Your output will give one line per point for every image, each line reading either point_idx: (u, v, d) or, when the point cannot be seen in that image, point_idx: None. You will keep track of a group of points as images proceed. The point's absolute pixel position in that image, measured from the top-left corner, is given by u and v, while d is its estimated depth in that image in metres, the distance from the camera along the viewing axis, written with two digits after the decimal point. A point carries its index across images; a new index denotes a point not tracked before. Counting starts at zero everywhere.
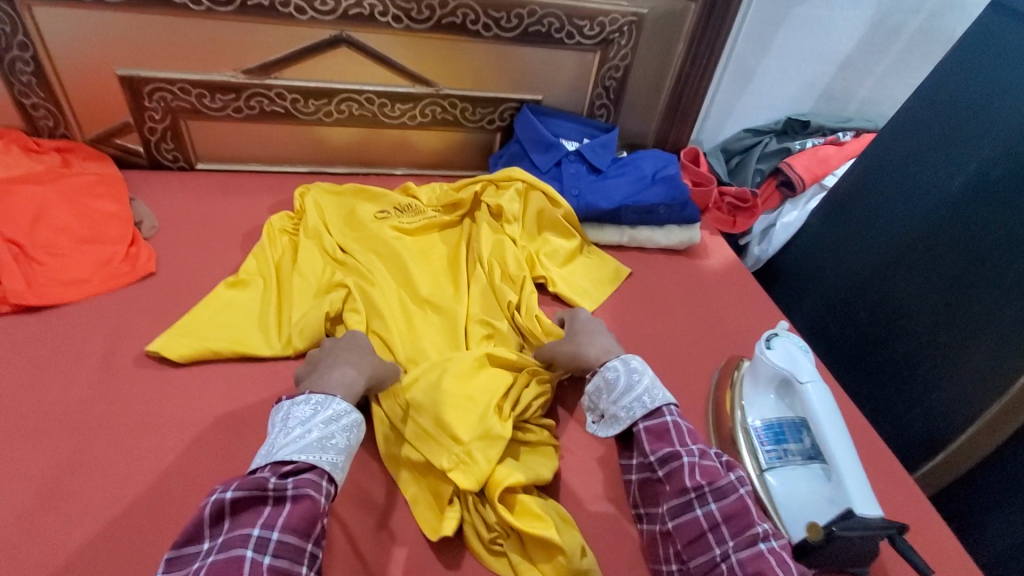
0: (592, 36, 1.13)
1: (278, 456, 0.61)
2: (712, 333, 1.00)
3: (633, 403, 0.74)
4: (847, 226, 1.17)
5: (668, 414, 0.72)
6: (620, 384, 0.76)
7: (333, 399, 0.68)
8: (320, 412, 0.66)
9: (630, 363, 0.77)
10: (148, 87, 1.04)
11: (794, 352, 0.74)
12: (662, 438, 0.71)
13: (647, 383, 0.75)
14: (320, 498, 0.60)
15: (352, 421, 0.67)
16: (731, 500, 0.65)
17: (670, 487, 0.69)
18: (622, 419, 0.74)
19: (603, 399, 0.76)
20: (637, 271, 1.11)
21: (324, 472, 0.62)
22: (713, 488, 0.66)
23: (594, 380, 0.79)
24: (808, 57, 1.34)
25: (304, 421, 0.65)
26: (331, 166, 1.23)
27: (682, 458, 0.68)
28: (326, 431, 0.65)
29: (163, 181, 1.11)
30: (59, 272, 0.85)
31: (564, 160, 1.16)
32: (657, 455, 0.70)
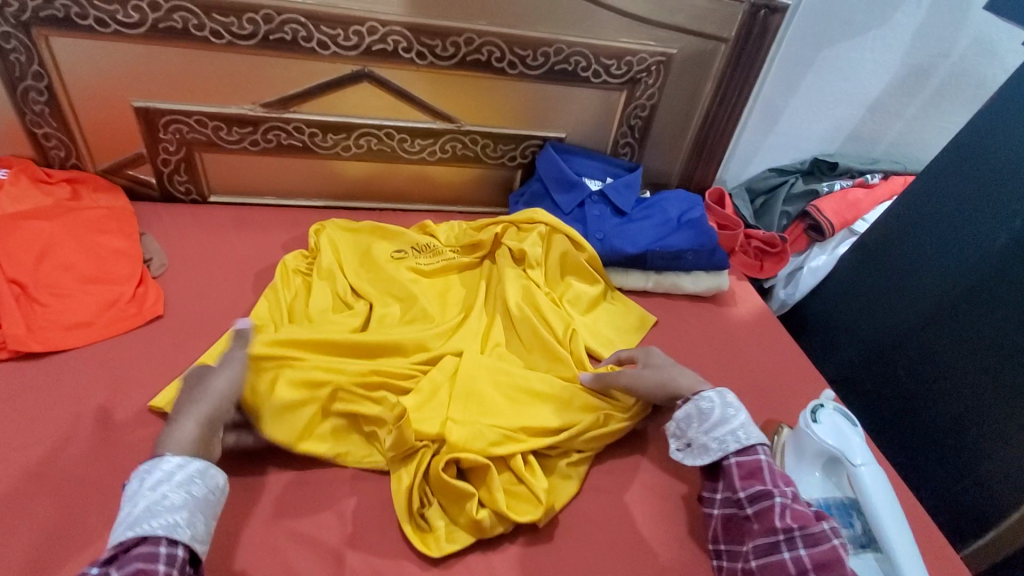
0: (619, 75, 1.10)
1: (103, 544, 0.56)
2: (744, 389, 0.95)
3: (727, 436, 0.72)
4: (882, 279, 1.13)
5: (763, 453, 0.70)
6: (714, 415, 0.73)
7: (161, 458, 0.62)
8: (148, 478, 0.60)
9: (726, 396, 0.75)
10: (163, 119, 1.01)
11: (841, 426, 0.71)
12: (754, 475, 0.69)
13: (742, 418, 0.72)
14: (158, 566, 0.55)
15: (189, 472, 0.61)
16: (825, 548, 0.62)
17: (758, 527, 0.67)
18: (711, 451, 0.72)
19: (695, 426, 0.74)
20: (663, 318, 1.07)
21: (161, 538, 0.56)
22: (805, 533, 0.63)
23: (684, 407, 0.76)
24: (837, 97, 1.31)
25: (133, 495, 0.59)
26: (347, 200, 1.19)
27: (775, 498, 0.66)
28: (152, 495, 0.59)
29: (174, 214, 1.07)
30: (62, 314, 0.81)
31: (588, 201, 1.13)
32: (747, 492, 0.68)
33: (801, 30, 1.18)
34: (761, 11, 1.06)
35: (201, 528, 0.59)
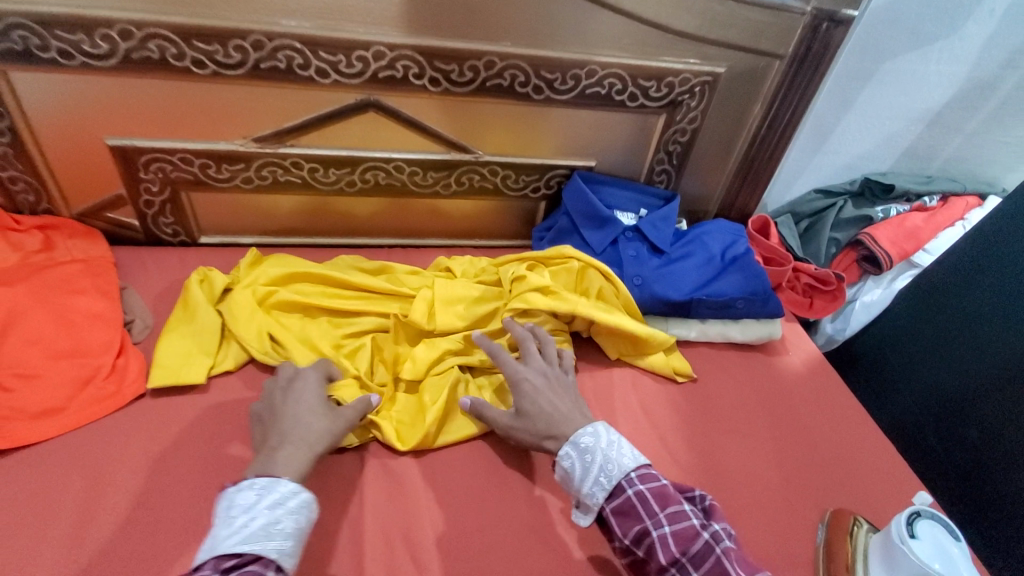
0: (658, 97, 0.97)
1: (217, 551, 0.54)
2: (806, 462, 0.83)
3: (593, 488, 0.63)
4: (947, 324, 1.02)
5: (629, 489, 0.61)
6: (576, 472, 0.65)
7: (277, 479, 0.60)
8: (265, 496, 0.58)
9: (578, 442, 0.66)
10: (144, 157, 0.89)
11: (941, 538, 0.61)
12: (629, 515, 0.61)
13: (601, 459, 0.64)
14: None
15: (302, 500, 0.60)
16: (712, 566, 0.57)
17: (651, 565, 0.60)
18: (591, 507, 0.64)
19: (572, 486, 0.66)
20: (709, 373, 0.95)
21: (271, 561, 0.55)
22: (690, 557, 0.58)
23: (557, 470, 0.68)
24: (895, 113, 1.18)
25: (247, 509, 0.57)
26: (352, 237, 1.08)
27: (651, 534, 0.59)
28: (273, 515, 0.57)
29: (160, 260, 0.96)
30: (28, 401, 0.70)
31: (621, 237, 1.01)
32: (629, 536, 0.61)
33: (861, 40, 1.06)
34: (824, 24, 0.92)
35: (299, 556, 0.58)
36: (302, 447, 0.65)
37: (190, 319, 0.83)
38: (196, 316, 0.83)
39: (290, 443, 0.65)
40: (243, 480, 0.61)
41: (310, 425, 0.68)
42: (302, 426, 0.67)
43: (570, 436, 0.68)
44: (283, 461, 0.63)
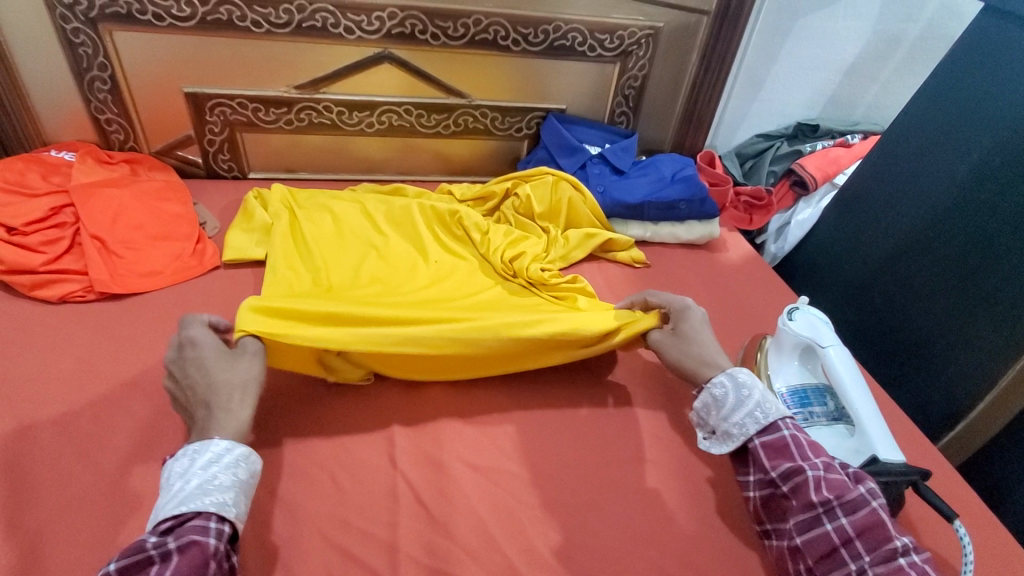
0: (612, 48, 1.23)
1: (158, 516, 0.57)
2: (734, 316, 1.07)
3: (746, 420, 0.70)
4: (859, 221, 1.23)
5: (785, 429, 0.68)
6: (729, 401, 0.71)
7: (210, 440, 0.61)
8: (198, 458, 0.60)
9: (738, 377, 0.72)
10: (210, 102, 1.15)
11: (815, 321, 0.80)
12: (781, 453, 0.67)
13: (758, 396, 0.70)
14: (210, 541, 0.56)
15: (238, 455, 0.61)
16: (864, 514, 0.61)
17: (796, 503, 0.65)
18: (735, 436, 0.70)
19: (714, 414, 0.72)
20: (661, 262, 1.18)
21: (212, 514, 0.57)
22: (842, 502, 0.62)
23: (700, 398, 0.74)
24: (815, 65, 1.43)
25: (182, 473, 0.59)
26: (370, 174, 1.32)
27: (806, 473, 0.64)
28: (207, 473, 0.59)
29: (219, 187, 1.20)
30: (137, 265, 0.94)
31: (588, 162, 1.25)
32: (778, 471, 0.66)
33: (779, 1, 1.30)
34: None
35: (247, 505, 0.60)
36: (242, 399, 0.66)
37: (250, 219, 1.06)
38: (255, 214, 1.06)
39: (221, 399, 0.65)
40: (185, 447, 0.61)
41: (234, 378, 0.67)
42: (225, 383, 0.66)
43: (727, 369, 0.74)
44: (222, 426, 0.63)
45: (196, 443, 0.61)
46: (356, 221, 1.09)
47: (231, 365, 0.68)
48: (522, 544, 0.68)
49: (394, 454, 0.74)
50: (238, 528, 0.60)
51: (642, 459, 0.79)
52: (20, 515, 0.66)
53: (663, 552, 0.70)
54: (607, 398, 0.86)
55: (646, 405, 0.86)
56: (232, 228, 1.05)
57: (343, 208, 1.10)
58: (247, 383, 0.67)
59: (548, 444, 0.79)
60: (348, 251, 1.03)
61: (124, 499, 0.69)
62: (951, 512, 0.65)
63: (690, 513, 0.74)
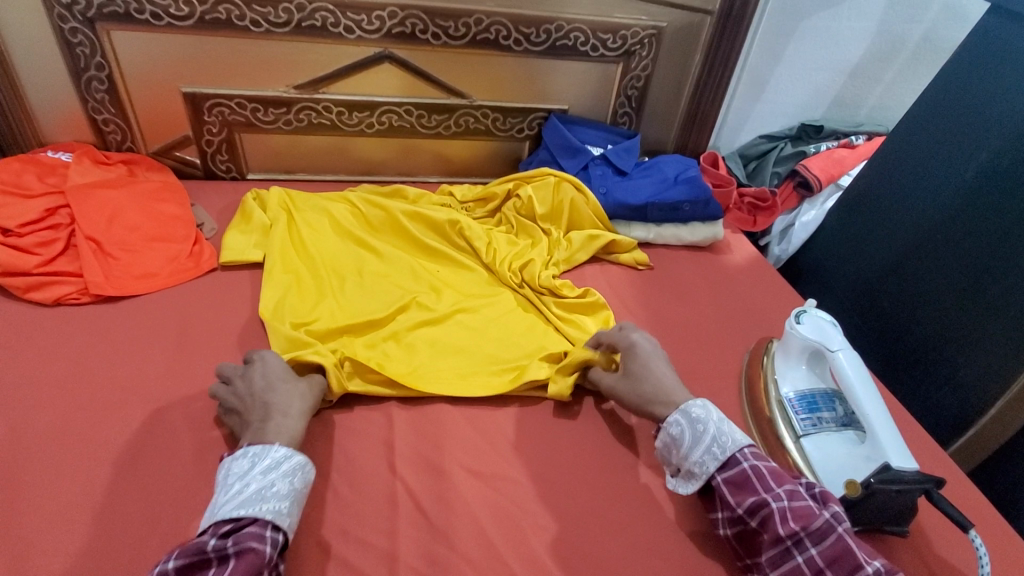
0: (615, 48, 1.22)
1: (217, 516, 0.58)
2: (739, 319, 1.05)
3: (704, 457, 0.66)
4: (864, 223, 1.21)
5: (745, 461, 0.65)
6: (686, 438, 0.68)
7: (272, 446, 0.63)
8: (258, 462, 0.62)
9: (690, 412, 0.69)
10: (208, 102, 1.13)
11: (822, 324, 0.79)
12: (743, 487, 0.64)
13: (713, 430, 0.67)
14: (266, 548, 0.56)
15: (295, 463, 0.63)
16: (832, 543, 0.58)
17: (766, 537, 0.62)
18: (698, 475, 0.67)
19: (675, 453, 0.69)
20: (665, 264, 1.17)
21: (267, 521, 0.58)
22: (810, 532, 0.59)
23: (659, 436, 0.71)
24: (819, 66, 1.42)
25: (242, 476, 0.61)
26: (370, 175, 1.30)
27: (770, 505, 0.62)
28: (266, 480, 0.60)
29: (217, 188, 1.19)
30: (133, 267, 0.93)
31: (590, 163, 1.23)
32: (744, 506, 0.63)
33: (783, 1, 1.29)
34: None
35: (297, 517, 0.61)
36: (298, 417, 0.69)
37: (248, 220, 1.05)
38: (253, 215, 1.05)
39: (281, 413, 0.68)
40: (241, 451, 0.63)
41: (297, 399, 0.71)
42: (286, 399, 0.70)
43: (678, 405, 0.71)
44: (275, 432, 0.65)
45: (253, 446, 0.63)
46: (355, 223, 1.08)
47: (286, 381, 0.72)
48: (525, 554, 0.66)
49: (394, 460, 0.73)
50: (287, 544, 0.60)
51: (646, 465, 0.77)
52: (9, 522, 0.64)
53: (669, 561, 0.68)
54: (611, 403, 0.85)
55: (650, 409, 0.84)
56: (230, 230, 1.04)
57: (340, 213, 1.08)
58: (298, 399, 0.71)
59: (551, 450, 0.77)
60: (348, 253, 1.01)
61: (116, 507, 0.67)
62: (965, 521, 0.64)
63: (696, 521, 0.72)
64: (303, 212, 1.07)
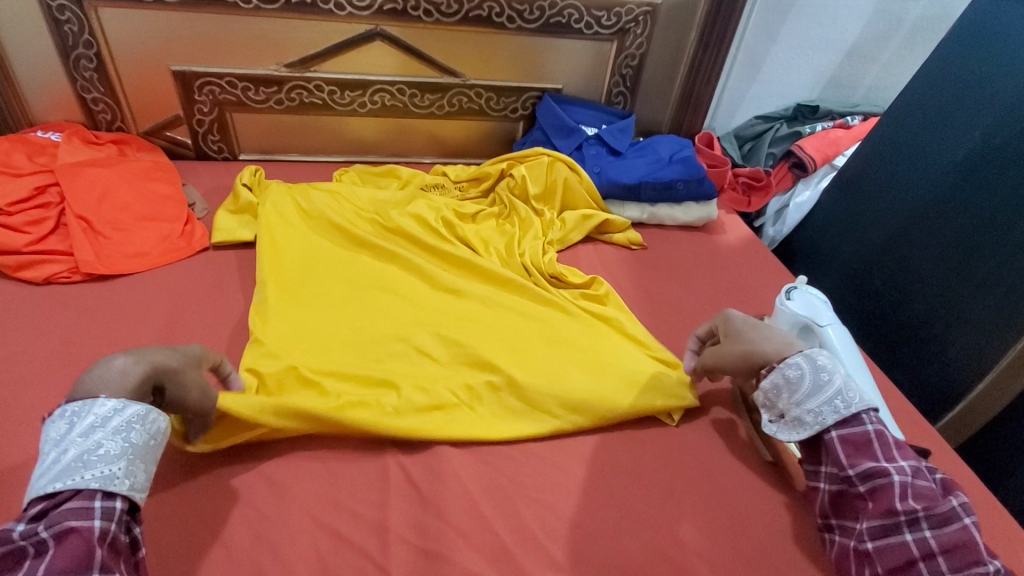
0: (609, 26, 1.20)
1: (28, 497, 0.52)
2: (732, 299, 1.05)
3: (824, 408, 0.64)
4: (858, 202, 1.21)
5: (870, 423, 0.64)
6: (807, 386, 0.65)
7: (93, 400, 0.55)
8: (77, 423, 0.54)
9: (817, 361, 0.66)
10: (198, 81, 1.12)
11: (813, 301, 0.78)
12: (861, 451, 0.63)
13: (840, 383, 0.65)
14: (92, 523, 0.51)
15: (128, 417, 0.56)
16: (956, 530, 0.57)
17: (874, 506, 0.61)
18: (810, 424, 0.65)
19: (786, 399, 0.67)
20: (659, 245, 1.17)
21: (93, 491, 0.52)
22: (930, 514, 0.58)
23: (769, 376, 0.68)
24: (816, 45, 1.41)
25: (59, 441, 0.54)
26: (363, 156, 1.30)
27: (893, 477, 0.61)
28: (87, 443, 0.54)
29: (209, 168, 1.18)
30: (123, 246, 0.92)
31: (585, 144, 1.23)
32: (858, 470, 0.62)
33: None
34: None
35: (141, 475, 0.55)
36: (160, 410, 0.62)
37: (237, 198, 1.05)
38: (242, 193, 1.04)
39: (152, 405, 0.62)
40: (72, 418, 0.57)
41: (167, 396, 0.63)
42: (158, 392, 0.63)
43: (803, 350, 0.67)
44: (109, 382, 0.57)
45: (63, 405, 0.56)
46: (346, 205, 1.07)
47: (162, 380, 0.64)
48: (515, 525, 0.67)
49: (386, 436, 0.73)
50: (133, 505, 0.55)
51: (637, 441, 0.78)
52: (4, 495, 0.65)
53: (658, 533, 0.69)
54: None
55: None
56: (222, 210, 1.04)
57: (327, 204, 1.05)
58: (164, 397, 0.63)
59: None
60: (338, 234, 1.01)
61: None
62: (951, 491, 0.66)
63: (686, 495, 0.73)
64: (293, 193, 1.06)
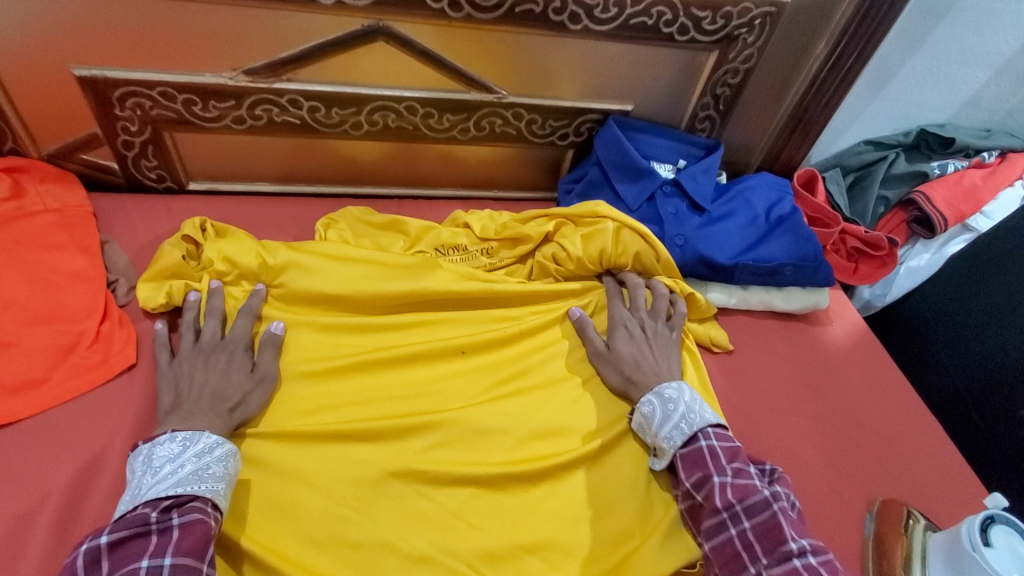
0: (711, 31, 0.85)
1: (147, 495, 0.54)
2: (850, 443, 0.79)
3: (672, 433, 0.67)
4: (1009, 306, 0.97)
5: (704, 439, 0.65)
6: (656, 417, 0.69)
7: (201, 431, 0.60)
8: (191, 445, 0.59)
9: (662, 392, 0.70)
10: (118, 91, 0.77)
11: (1020, 551, 0.59)
12: (696, 464, 0.65)
13: (683, 409, 0.68)
14: (211, 522, 0.54)
15: (229, 448, 0.60)
16: (765, 519, 0.58)
17: (705, 508, 0.62)
18: (665, 451, 0.67)
19: (648, 432, 0.69)
20: (748, 344, 0.88)
21: (209, 499, 0.56)
22: (745, 506, 0.60)
23: (634, 417, 0.72)
24: (966, 60, 1.06)
25: (173, 458, 0.57)
26: (358, 187, 0.97)
27: (713, 480, 0.62)
28: (202, 462, 0.58)
29: (145, 209, 0.86)
30: (4, 371, 0.63)
31: (658, 193, 0.91)
32: (692, 481, 0.64)
33: None
34: None
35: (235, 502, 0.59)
36: (225, 417, 0.64)
37: (154, 258, 0.76)
38: (164, 253, 0.75)
39: (205, 408, 0.63)
40: (163, 433, 0.60)
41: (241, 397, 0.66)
42: (220, 394, 0.65)
43: (654, 386, 0.72)
44: (204, 424, 0.62)
45: (162, 430, 0.61)
46: (330, 285, 0.77)
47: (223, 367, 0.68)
48: None
49: None
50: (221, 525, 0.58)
51: None
52: None
53: None
54: None
55: None
56: (144, 276, 0.75)
57: (310, 284, 0.77)
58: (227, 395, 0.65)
59: None
60: (326, 345, 0.74)
61: None
62: None
63: None
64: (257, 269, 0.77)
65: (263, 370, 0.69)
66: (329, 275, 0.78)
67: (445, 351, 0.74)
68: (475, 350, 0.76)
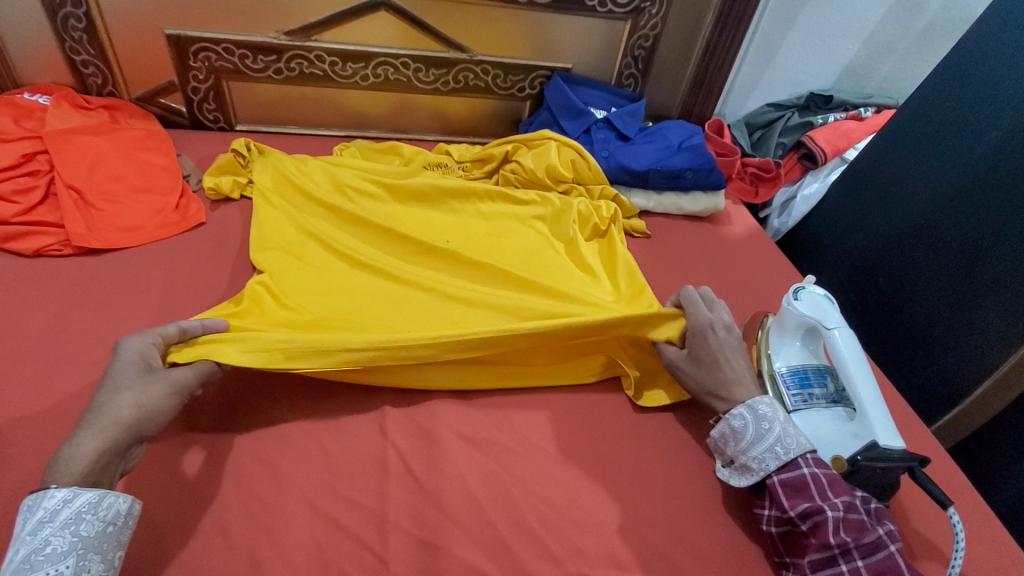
0: (624, 4, 1.17)
1: None
2: (736, 293, 1.05)
3: (765, 455, 0.67)
4: (870, 198, 1.19)
5: (806, 467, 0.65)
6: (748, 433, 0.68)
7: (43, 492, 0.54)
8: (29, 519, 0.53)
9: (756, 408, 0.68)
10: (193, 46, 1.08)
11: (821, 302, 0.78)
12: (799, 492, 0.64)
13: (778, 431, 0.67)
14: None
15: (76, 507, 0.54)
16: (881, 558, 0.60)
17: (813, 542, 0.63)
18: (754, 470, 0.68)
19: (731, 446, 0.69)
20: (664, 234, 1.15)
21: None
22: (859, 545, 0.61)
23: (718, 426, 0.71)
24: (836, 34, 1.37)
25: (15, 541, 0.53)
26: (365, 131, 1.25)
27: (826, 514, 0.62)
28: (38, 539, 0.52)
29: (205, 139, 1.14)
30: (116, 219, 0.90)
31: (593, 127, 1.19)
32: (797, 510, 0.63)
33: None
34: None
35: (100, 566, 0.53)
36: (114, 439, 0.58)
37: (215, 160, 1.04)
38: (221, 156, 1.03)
39: (97, 434, 0.57)
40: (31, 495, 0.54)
41: (137, 407, 0.60)
42: (114, 415, 0.58)
43: (745, 401, 0.70)
44: (86, 457, 0.56)
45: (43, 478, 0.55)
46: (345, 177, 1.04)
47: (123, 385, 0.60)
48: (513, 516, 0.67)
49: (384, 423, 0.73)
50: None
51: (636, 435, 0.77)
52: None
53: (653, 526, 0.68)
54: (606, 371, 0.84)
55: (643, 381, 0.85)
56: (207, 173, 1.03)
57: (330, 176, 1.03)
58: (131, 412, 0.59)
59: (550, 410, 0.78)
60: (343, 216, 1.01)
61: None
62: (945, 499, 0.65)
63: (683, 490, 0.73)
64: (290, 167, 1.03)
65: (176, 380, 0.64)
66: (346, 172, 1.06)
67: (430, 224, 1.02)
68: (450, 223, 1.02)
